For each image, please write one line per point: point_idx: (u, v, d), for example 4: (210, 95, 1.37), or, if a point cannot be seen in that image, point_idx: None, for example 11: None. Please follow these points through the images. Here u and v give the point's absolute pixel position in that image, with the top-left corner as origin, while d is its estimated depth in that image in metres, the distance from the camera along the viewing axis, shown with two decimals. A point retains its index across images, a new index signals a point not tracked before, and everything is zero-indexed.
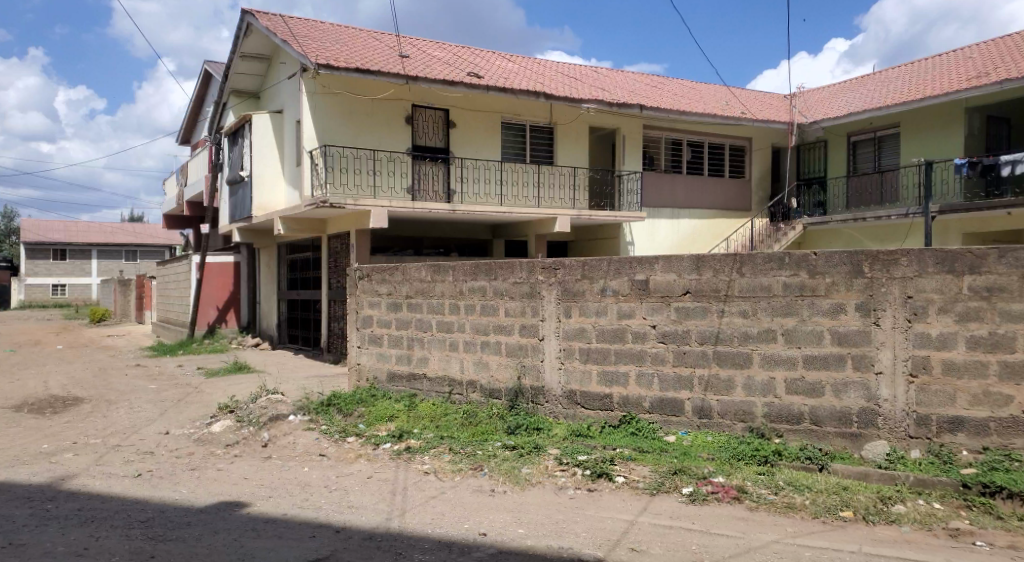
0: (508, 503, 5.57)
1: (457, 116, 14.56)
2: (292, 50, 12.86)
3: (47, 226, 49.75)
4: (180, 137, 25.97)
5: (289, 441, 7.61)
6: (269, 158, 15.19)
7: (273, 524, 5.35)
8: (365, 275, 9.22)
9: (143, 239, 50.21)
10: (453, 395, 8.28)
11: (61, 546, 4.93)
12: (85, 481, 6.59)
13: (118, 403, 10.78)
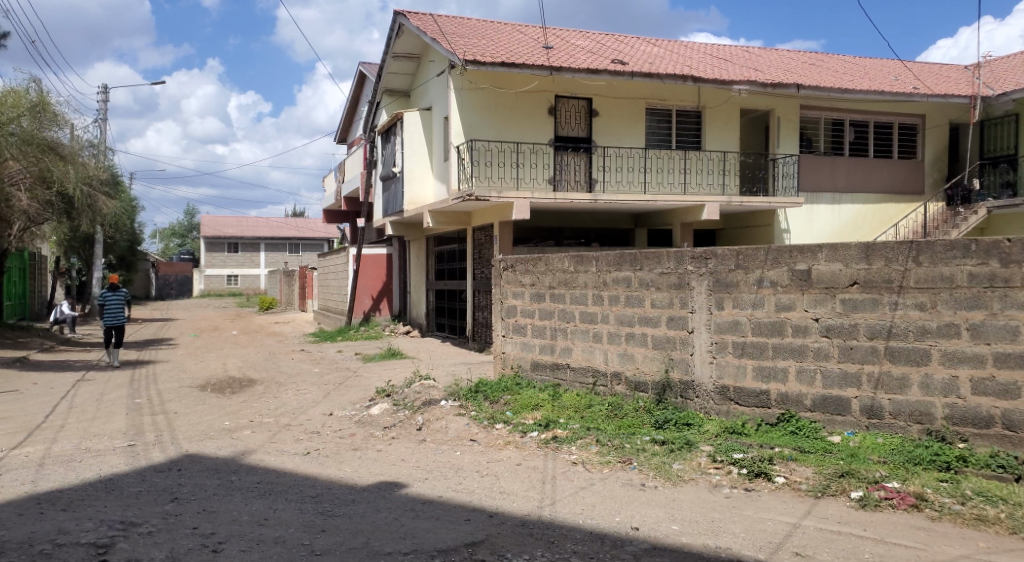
0: (661, 499, 5.46)
1: (600, 104, 14.44)
2: (440, 48, 13.19)
3: (223, 222, 54.24)
4: (337, 136, 27.46)
5: (442, 426, 7.84)
6: (420, 153, 15.71)
7: (430, 505, 5.54)
8: (510, 266, 9.38)
9: (304, 233, 53.60)
10: (598, 386, 8.22)
11: (246, 515, 5.34)
12: (262, 456, 7.10)
13: (287, 384, 11.57)
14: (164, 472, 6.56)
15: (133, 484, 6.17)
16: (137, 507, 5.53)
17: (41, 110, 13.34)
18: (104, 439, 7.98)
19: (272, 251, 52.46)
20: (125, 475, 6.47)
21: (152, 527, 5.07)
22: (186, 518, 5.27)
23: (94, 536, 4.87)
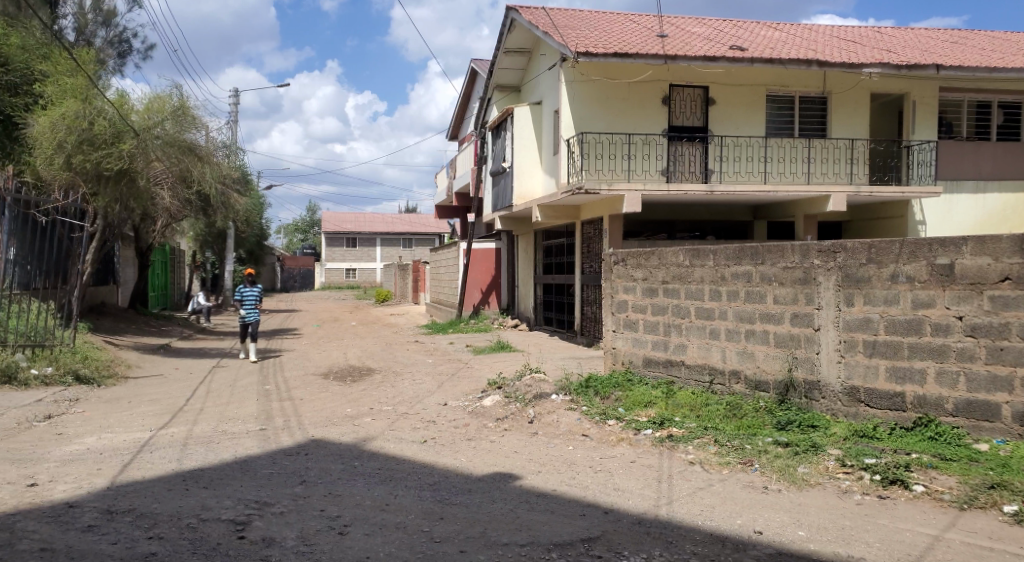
0: (785, 503, 5.23)
1: (717, 92, 14.01)
2: (551, 41, 13.16)
3: (342, 218, 56.42)
4: (449, 133, 27.96)
5: (553, 420, 7.83)
6: (531, 148, 15.74)
7: (545, 498, 5.54)
8: (621, 260, 9.24)
9: (417, 228, 54.98)
10: (715, 385, 7.97)
11: (368, 500, 5.50)
12: (382, 443, 7.32)
13: (402, 374, 11.90)
14: (293, 455, 6.87)
15: (266, 466, 6.50)
16: (269, 488, 5.81)
17: (183, 113, 14.25)
18: (238, 422, 8.45)
19: (387, 245, 54.19)
20: (258, 457, 6.82)
21: (284, 507, 5.31)
22: (314, 501, 5.48)
23: (232, 514, 5.16)
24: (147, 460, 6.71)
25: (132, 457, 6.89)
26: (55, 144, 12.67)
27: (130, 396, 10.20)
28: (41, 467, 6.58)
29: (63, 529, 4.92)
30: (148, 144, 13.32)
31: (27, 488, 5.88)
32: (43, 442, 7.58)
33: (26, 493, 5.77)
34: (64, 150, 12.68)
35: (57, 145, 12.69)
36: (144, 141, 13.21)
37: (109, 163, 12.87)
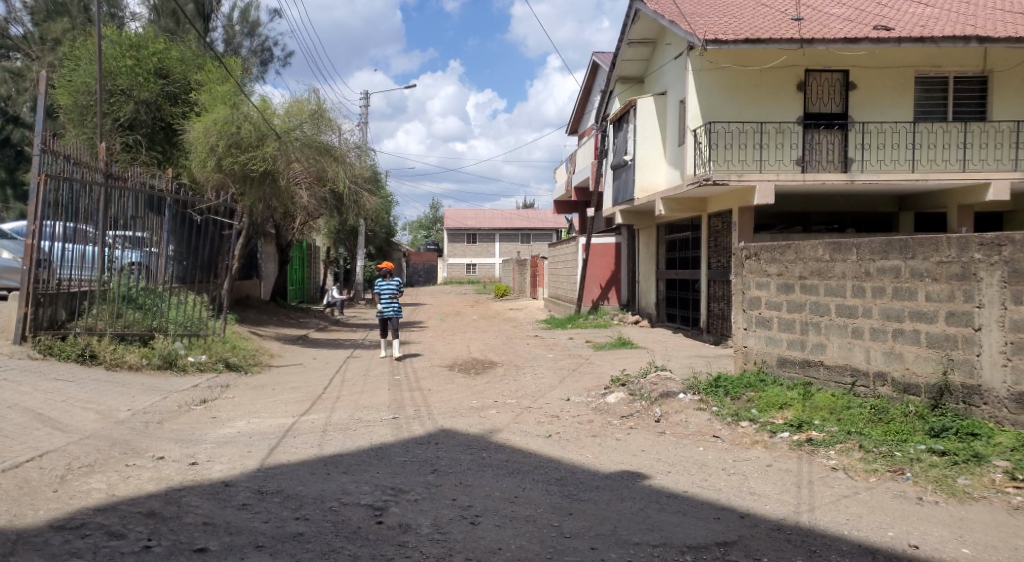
0: (943, 517, 4.87)
1: (859, 76, 13.24)
2: (678, 30, 12.83)
3: (462, 214, 57.53)
4: (569, 127, 27.91)
5: (682, 419, 7.64)
6: (655, 139, 15.42)
7: (676, 499, 5.40)
8: (753, 254, 8.90)
9: (536, 223, 55.23)
10: (857, 387, 7.52)
11: (497, 492, 5.55)
12: (508, 435, 7.38)
13: (524, 368, 11.99)
14: (424, 444, 7.05)
15: (400, 453, 6.70)
16: (403, 475, 5.98)
17: (320, 116, 14.92)
18: (372, 411, 8.77)
19: (506, 241, 54.82)
20: (392, 445, 7.04)
21: (418, 495, 5.45)
22: (446, 490, 5.59)
23: (371, 499, 5.34)
24: (291, 445, 7.07)
25: (278, 441, 7.28)
26: (208, 148, 13.59)
27: (274, 384, 10.80)
28: (200, 447, 7.07)
29: (222, 506, 5.27)
30: (289, 146, 14.10)
31: (189, 466, 6.34)
32: (200, 424, 8.16)
33: (188, 471, 6.22)
34: (216, 153, 13.57)
35: (210, 149, 13.60)
36: (285, 144, 13.98)
37: (255, 165, 13.66)
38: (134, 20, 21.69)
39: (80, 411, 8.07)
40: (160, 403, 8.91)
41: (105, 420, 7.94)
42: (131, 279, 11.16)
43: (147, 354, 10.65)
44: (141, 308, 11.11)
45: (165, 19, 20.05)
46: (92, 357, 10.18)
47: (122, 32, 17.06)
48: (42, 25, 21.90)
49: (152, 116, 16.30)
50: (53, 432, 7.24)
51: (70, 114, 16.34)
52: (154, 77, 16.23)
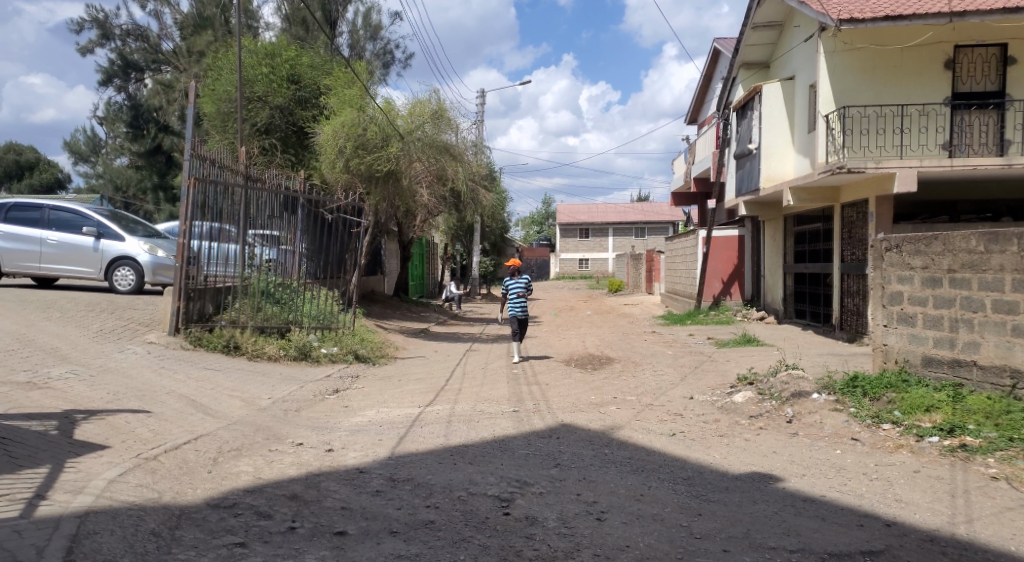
0: None
1: (1017, 50, 12.19)
2: (809, 11, 12.25)
3: (575, 209, 57.37)
4: (688, 117, 27.28)
5: (816, 421, 7.31)
6: (783, 127, 14.79)
7: (814, 504, 5.16)
8: (894, 246, 8.39)
9: (651, 217, 54.19)
10: (1018, 390, 6.94)
11: (623, 489, 5.48)
12: (630, 432, 7.28)
13: (643, 365, 11.80)
14: (546, 438, 7.07)
15: (523, 446, 6.74)
16: (527, 468, 6.01)
17: (441, 116, 15.23)
18: (493, 404, 8.89)
19: (620, 235, 54.15)
20: (515, 438, 7.09)
21: (543, 488, 5.47)
22: (571, 484, 5.58)
23: (497, 490, 5.40)
24: (418, 435, 7.25)
25: (406, 430, 7.49)
26: (337, 150, 14.17)
27: (398, 375, 11.15)
28: (334, 435, 7.39)
29: (357, 492, 5.48)
30: (411, 146, 14.54)
31: (325, 453, 6.64)
32: (333, 413, 8.52)
33: (325, 457, 6.51)
34: (344, 155, 14.13)
35: (339, 151, 14.17)
36: (408, 144, 14.45)
37: (380, 165, 14.12)
38: (268, 30, 22.90)
39: (227, 398, 8.62)
40: (297, 392, 9.37)
41: (250, 407, 8.44)
42: (269, 275, 11.74)
43: (284, 345, 11.23)
44: (278, 302, 11.72)
45: (296, 28, 21.12)
46: (235, 348, 10.85)
47: (259, 42, 18.06)
48: (189, 39, 23.56)
49: (286, 120, 17.14)
50: (204, 417, 7.76)
51: (214, 121, 17.46)
52: (286, 83, 17.10)
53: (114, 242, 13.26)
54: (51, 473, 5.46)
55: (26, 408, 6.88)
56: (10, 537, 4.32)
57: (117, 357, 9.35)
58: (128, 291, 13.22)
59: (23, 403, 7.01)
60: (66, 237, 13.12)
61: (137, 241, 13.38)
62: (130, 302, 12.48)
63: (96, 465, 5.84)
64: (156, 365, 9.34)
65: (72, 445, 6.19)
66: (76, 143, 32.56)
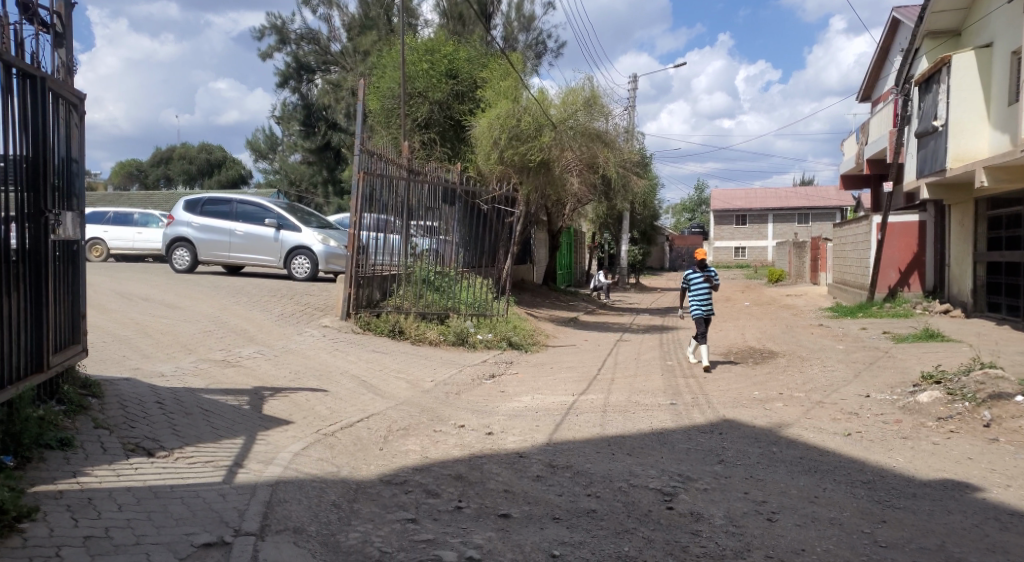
0: None
1: None
2: None
3: (731, 195, 55.35)
4: (860, 95, 25.51)
5: (1019, 426, 6.63)
6: (976, 100, 13.46)
7: (1021, 519, 4.66)
8: None
9: (816, 202, 51.25)
10: None
11: (795, 489, 5.21)
12: (800, 431, 6.90)
13: (810, 360, 11.17)
14: (708, 433, 6.84)
15: (683, 440, 6.56)
16: (689, 463, 5.85)
17: (593, 104, 15.11)
18: (650, 395, 8.74)
19: (780, 222, 51.65)
20: (675, 431, 6.93)
21: (708, 484, 5.30)
22: (737, 482, 5.37)
23: (660, 484, 5.29)
24: (575, 423, 7.24)
25: (563, 418, 7.51)
26: (492, 142, 14.44)
27: (552, 363, 11.23)
28: (494, 419, 7.54)
29: (519, 476, 5.56)
30: (563, 135, 14.54)
31: (487, 436, 6.77)
32: (491, 397, 8.71)
33: (487, 440, 6.64)
34: (499, 146, 14.37)
35: (494, 142, 14.43)
36: (560, 133, 14.47)
37: (533, 155, 14.22)
38: (427, 26, 23.66)
39: (393, 380, 9.03)
40: (457, 376, 9.66)
41: (414, 389, 8.79)
42: (429, 263, 12.22)
43: (444, 330, 11.63)
44: (437, 289, 12.21)
45: (453, 22, 21.75)
46: (400, 332, 11.37)
47: (419, 39, 18.69)
48: (356, 39, 24.86)
49: (444, 115, 17.64)
50: (373, 397, 8.17)
51: (378, 118, 18.27)
52: (444, 78, 17.58)
53: (292, 233, 14.23)
54: (246, 444, 5.94)
55: (221, 384, 7.53)
56: (214, 500, 4.73)
57: (297, 339, 10.02)
58: (305, 278, 14.17)
59: (218, 378, 7.68)
60: (251, 228, 14.22)
61: (313, 232, 14.26)
62: (306, 288, 13.34)
63: (282, 438, 6.28)
64: (330, 348, 9.94)
65: (261, 419, 6.70)
66: (256, 142, 35.21)
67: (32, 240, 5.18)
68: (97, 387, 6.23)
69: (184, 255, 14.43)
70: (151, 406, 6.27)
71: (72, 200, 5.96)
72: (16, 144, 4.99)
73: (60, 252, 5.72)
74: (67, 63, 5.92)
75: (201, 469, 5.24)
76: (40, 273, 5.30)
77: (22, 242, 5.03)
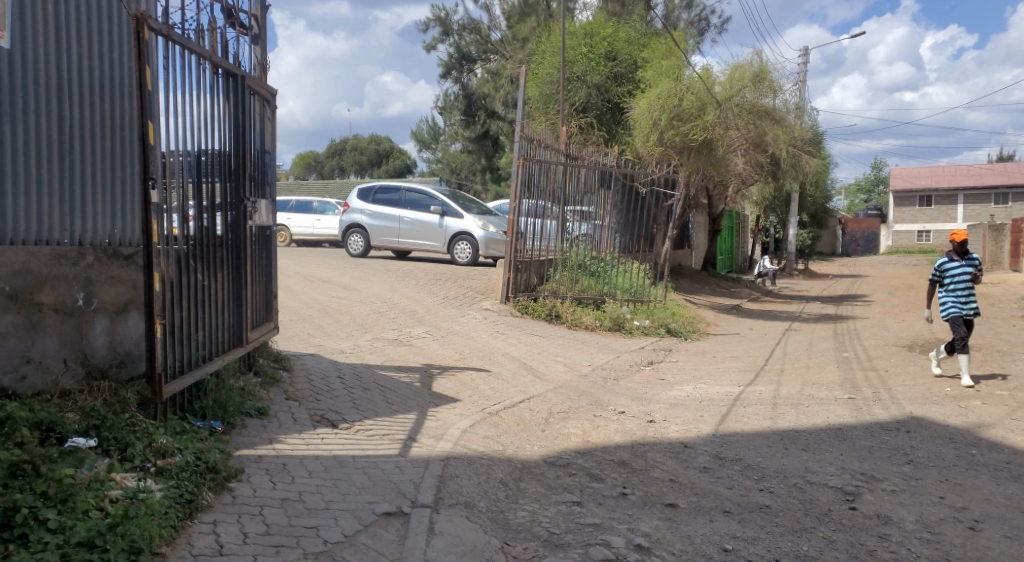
0: None
1: None
2: None
3: (915, 174, 51.07)
4: None
5: None
6: None
7: None
8: None
9: (1016, 180, 46.19)
10: None
11: (1001, 497, 4.72)
12: (1003, 433, 6.26)
13: (1012, 355, 10.10)
14: (893, 431, 6.36)
15: (865, 438, 6.14)
16: (873, 461, 5.47)
17: (762, 79, 14.45)
18: (824, 388, 8.25)
19: (972, 202, 47.05)
20: (854, 427, 6.50)
21: (897, 486, 4.93)
22: (931, 485, 4.95)
23: (840, 482, 4.98)
24: (742, 415, 6.98)
25: (729, 409, 7.25)
26: (652, 123, 14.09)
27: (714, 351, 10.87)
28: (655, 407, 7.41)
29: (685, 466, 5.43)
30: (729, 114, 13.93)
31: (649, 423, 6.67)
32: (651, 384, 8.57)
33: (649, 428, 6.54)
34: (658, 127, 14.00)
35: (653, 123, 14.09)
36: (725, 112, 13.88)
37: (696, 135, 13.71)
38: (586, 10, 23.53)
39: (553, 363, 9.11)
40: (615, 362, 9.59)
41: (573, 373, 8.82)
42: (584, 248, 12.24)
43: (600, 316, 11.55)
44: (593, 275, 12.20)
45: (612, 4, 21.53)
46: (557, 317, 11.39)
47: (580, 24, 18.65)
48: (516, 27, 25.36)
49: (602, 98, 17.44)
50: (534, 379, 8.28)
51: (537, 104, 18.40)
52: (603, 61, 17.44)
53: (455, 220, 14.68)
54: (418, 419, 6.20)
55: (394, 361, 7.91)
56: (392, 471, 4.97)
57: (461, 321, 10.33)
58: (466, 263, 14.57)
59: (391, 356, 8.07)
60: (418, 215, 14.83)
61: (473, 219, 14.63)
62: (468, 272, 13.73)
63: (450, 415, 6.50)
64: (492, 330, 10.17)
65: (431, 396, 6.98)
66: (420, 132, 36.67)
67: (233, 226, 5.66)
68: (287, 361, 6.75)
69: (358, 240, 15.27)
70: (333, 380, 6.71)
71: (266, 189, 6.45)
72: (220, 138, 5.45)
73: (255, 236, 6.20)
74: (261, 61, 6.38)
75: (379, 441, 5.53)
76: (239, 256, 5.78)
77: (225, 228, 5.51)
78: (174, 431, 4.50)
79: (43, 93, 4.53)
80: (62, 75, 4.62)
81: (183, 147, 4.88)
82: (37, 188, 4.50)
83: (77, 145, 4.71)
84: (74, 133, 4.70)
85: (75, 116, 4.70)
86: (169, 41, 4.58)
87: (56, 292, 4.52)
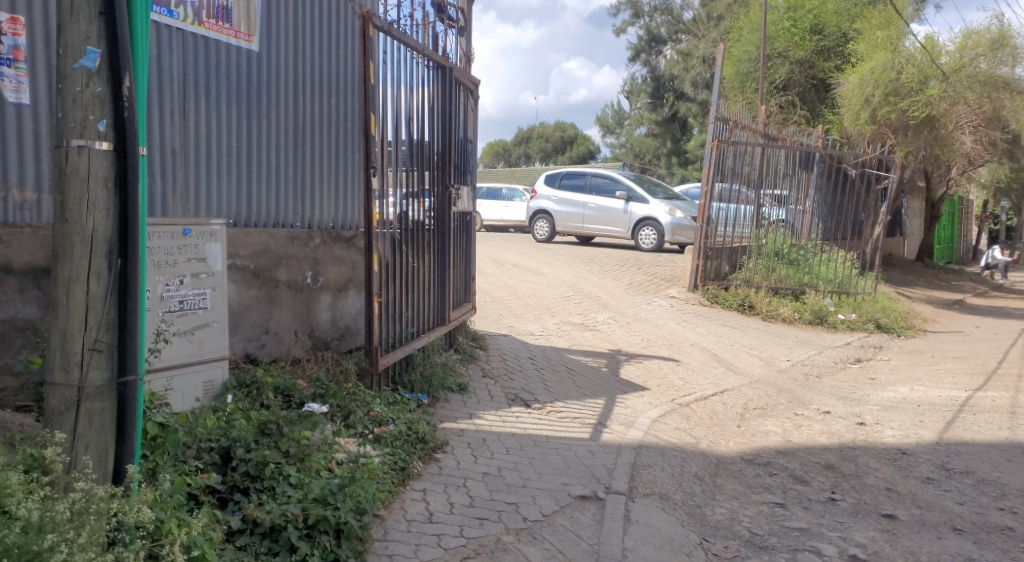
0: None
1: None
2: None
3: None
4: None
5: None
6: None
7: None
8: None
9: None
10: None
11: None
12: None
13: None
14: None
15: None
16: None
17: (1001, 46, 12.79)
18: None
19: None
20: None
21: None
22: None
23: None
24: (972, 423, 6.29)
25: (955, 416, 6.56)
26: (863, 100, 13.04)
27: (934, 351, 9.91)
28: (865, 408, 6.87)
29: (904, 475, 4.99)
30: (958, 87, 12.53)
31: (859, 426, 6.20)
32: (860, 384, 7.97)
33: (859, 431, 6.08)
34: (871, 104, 12.95)
35: (865, 100, 13.04)
36: (953, 84, 12.52)
37: (917, 111, 12.57)
38: None
39: (749, 357, 8.73)
40: (818, 358, 9.01)
41: (769, 367, 8.40)
42: (781, 236, 11.60)
43: (799, 308, 10.89)
44: (792, 263, 11.49)
45: None
46: (751, 308, 10.87)
47: None
48: (711, 5, 24.53)
49: (806, 75, 16.37)
50: (727, 372, 7.96)
51: (733, 83, 17.72)
52: (809, 35, 16.30)
53: (640, 206, 14.40)
54: (607, 405, 6.17)
55: (582, 346, 7.92)
56: (585, 455, 4.99)
57: (647, 308, 10.15)
58: (651, 249, 14.27)
59: (579, 341, 8.09)
60: (603, 200, 14.73)
61: (660, 204, 14.28)
62: (655, 258, 13.46)
63: (640, 404, 6.41)
64: (681, 319, 9.91)
65: (620, 383, 6.92)
66: (605, 117, 36.58)
67: (439, 211, 5.91)
68: (483, 340, 6.97)
69: (543, 226, 15.44)
70: (525, 361, 6.84)
71: (467, 176, 6.67)
72: (430, 129, 5.70)
73: (458, 221, 6.44)
74: (466, 51, 6.58)
75: (571, 424, 5.56)
76: (443, 240, 6.03)
77: (432, 212, 5.76)
78: (388, 401, 4.79)
79: (282, 90, 4.94)
80: (297, 74, 5.02)
81: (399, 136, 5.14)
82: (276, 177, 4.94)
83: (308, 136, 5.10)
84: (306, 126, 5.10)
85: (307, 110, 5.09)
86: (389, 36, 4.82)
87: (290, 271, 4.94)
